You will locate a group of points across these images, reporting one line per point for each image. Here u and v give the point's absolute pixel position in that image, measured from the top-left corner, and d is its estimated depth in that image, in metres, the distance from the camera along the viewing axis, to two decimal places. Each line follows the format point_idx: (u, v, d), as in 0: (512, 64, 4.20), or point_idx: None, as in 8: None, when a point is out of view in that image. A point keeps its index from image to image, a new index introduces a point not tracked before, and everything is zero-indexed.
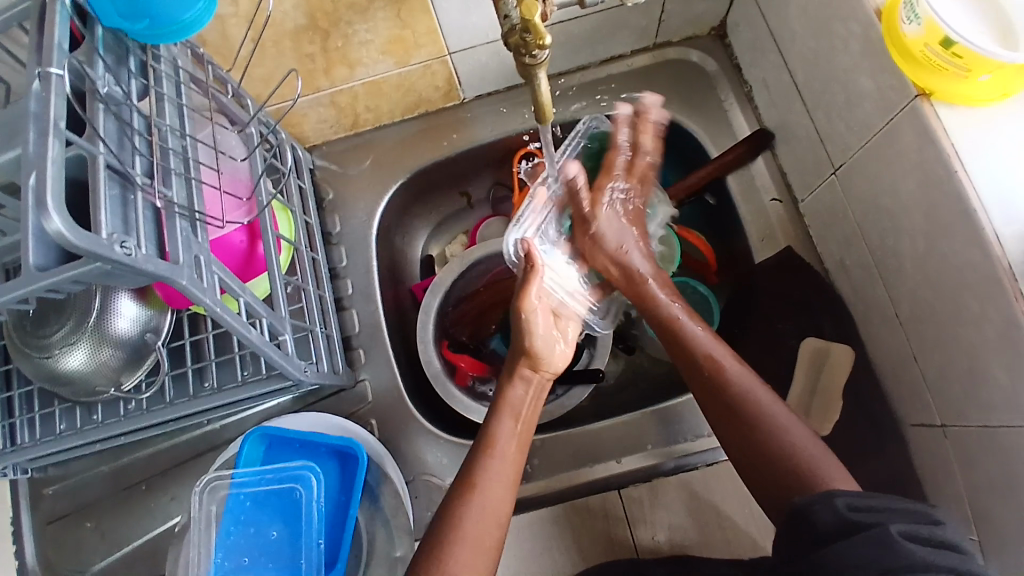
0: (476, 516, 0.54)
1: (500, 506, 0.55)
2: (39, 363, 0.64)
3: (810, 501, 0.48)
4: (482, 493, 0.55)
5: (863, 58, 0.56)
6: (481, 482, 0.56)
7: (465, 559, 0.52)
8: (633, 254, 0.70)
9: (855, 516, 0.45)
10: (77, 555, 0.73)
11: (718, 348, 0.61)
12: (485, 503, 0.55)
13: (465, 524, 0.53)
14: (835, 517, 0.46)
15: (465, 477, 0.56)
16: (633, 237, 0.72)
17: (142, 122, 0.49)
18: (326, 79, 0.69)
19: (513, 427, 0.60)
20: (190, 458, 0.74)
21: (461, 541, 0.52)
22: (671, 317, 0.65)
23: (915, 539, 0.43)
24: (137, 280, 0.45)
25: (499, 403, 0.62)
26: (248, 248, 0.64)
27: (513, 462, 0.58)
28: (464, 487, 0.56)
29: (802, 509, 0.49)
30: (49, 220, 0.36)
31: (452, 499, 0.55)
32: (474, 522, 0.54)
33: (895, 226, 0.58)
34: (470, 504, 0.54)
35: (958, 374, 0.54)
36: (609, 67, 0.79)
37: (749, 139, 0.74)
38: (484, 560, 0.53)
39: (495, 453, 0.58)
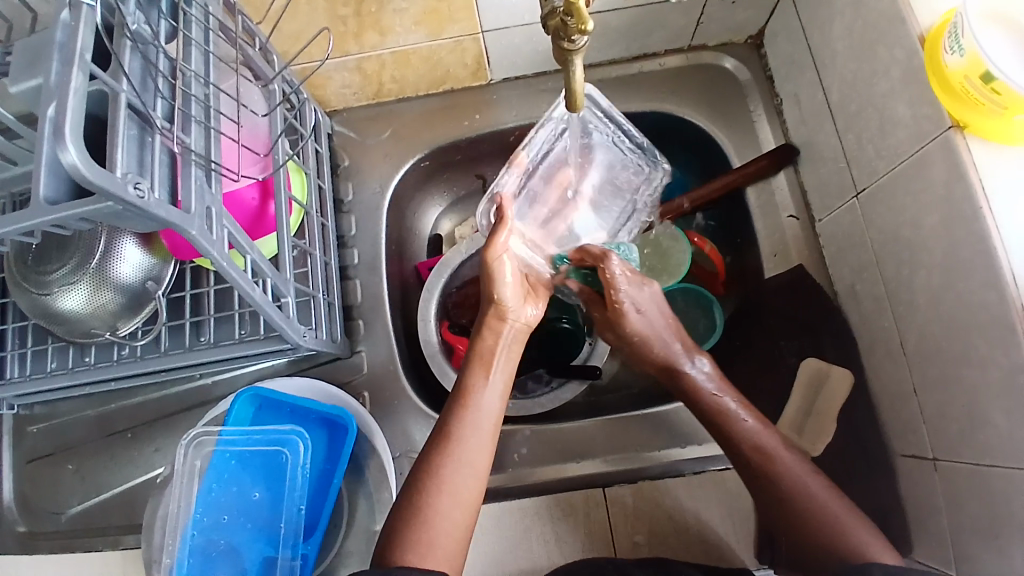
0: (454, 470, 0.54)
1: (479, 460, 0.55)
2: (37, 299, 0.64)
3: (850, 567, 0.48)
4: (459, 446, 0.55)
5: (902, 84, 0.56)
6: (458, 434, 0.56)
7: (445, 512, 0.52)
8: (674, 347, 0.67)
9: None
10: (54, 494, 0.73)
11: (769, 437, 0.59)
12: (462, 457, 0.55)
13: (444, 478, 0.53)
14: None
15: (442, 432, 0.56)
16: (671, 329, 0.68)
17: (168, 65, 0.48)
18: (356, 43, 0.68)
19: (493, 380, 0.60)
20: (177, 411, 0.73)
21: (443, 495, 0.53)
22: (720, 408, 0.62)
23: None
24: (146, 224, 0.44)
25: (472, 353, 0.62)
26: (259, 206, 0.63)
27: (493, 414, 0.58)
28: (442, 440, 0.55)
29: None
30: (65, 152, 0.36)
31: (429, 455, 0.55)
32: (456, 476, 0.54)
33: (912, 257, 0.57)
34: (449, 458, 0.54)
35: (956, 412, 0.54)
36: (640, 64, 0.78)
37: (772, 154, 0.73)
38: (463, 512, 0.53)
39: (471, 407, 0.58)
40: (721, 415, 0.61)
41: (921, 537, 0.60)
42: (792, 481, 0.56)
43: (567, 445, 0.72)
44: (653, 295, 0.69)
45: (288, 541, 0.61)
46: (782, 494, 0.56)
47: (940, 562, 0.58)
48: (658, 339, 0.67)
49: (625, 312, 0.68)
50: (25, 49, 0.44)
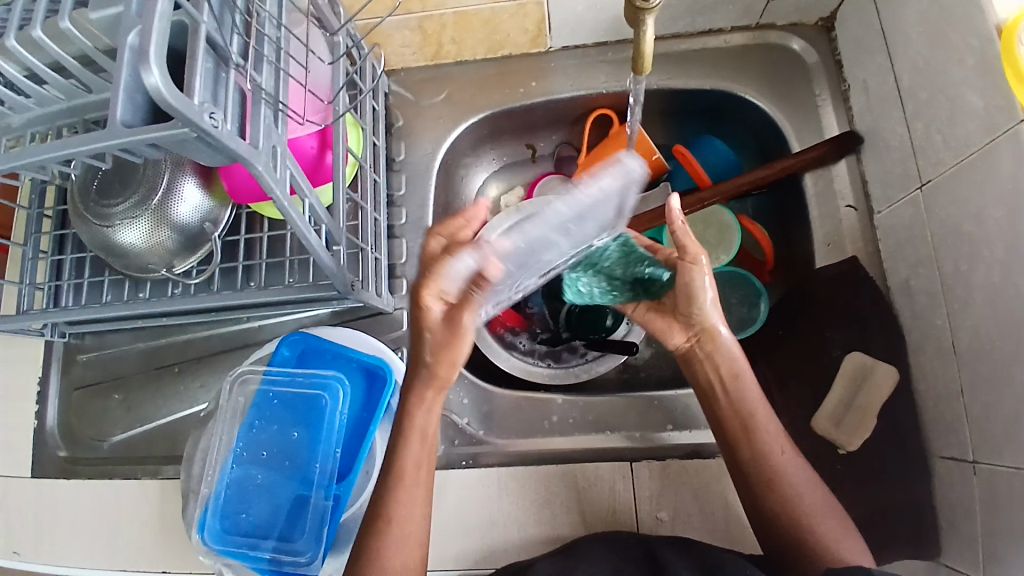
0: (398, 548, 0.55)
1: (417, 532, 0.56)
2: (97, 232, 0.66)
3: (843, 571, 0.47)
4: (398, 526, 0.55)
5: (976, 72, 0.53)
6: (394, 514, 0.56)
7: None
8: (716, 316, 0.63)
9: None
10: (99, 421, 0.76)
11: (788, 463, 0.59)
12: (403, 535, 0.55)
13: (387, 556, 0.54)
14: None
15: (380, 512, 0.56)
16: None
17: (244, 4, 0.48)
18: (420, 2, 0.69)
19: (415, 448, 0.58)
20: (221, 350, 0.75)
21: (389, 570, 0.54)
22: (749, 410, 0.61)
23: None
24: (214, 156, 0.45)
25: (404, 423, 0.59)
26: (317, 155, 0.64)
27: (425, 482, 0.58)
28: (380, 527, 0.55)
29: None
30: (148, 73, 0.36)
31: (373, 532, 0.56)
32: (398, 556, 0.54)
33: (973, 252, 0.55)
34: (390, 539, 0.55)
35: (1004, 414, 0.53)
36: (703, 40, 0.77)
37: (834, 139, 0.71)
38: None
39: (407, 484, 0.57)
40: (745, 426, 0.60)
41: (955, 539, 0.59)
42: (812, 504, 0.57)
43: (599, 417, 0.73)
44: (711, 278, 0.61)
45: (323, 481, 0.62)
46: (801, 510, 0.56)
47: (970, 565, 0.57)
48: None
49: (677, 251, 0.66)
50: None
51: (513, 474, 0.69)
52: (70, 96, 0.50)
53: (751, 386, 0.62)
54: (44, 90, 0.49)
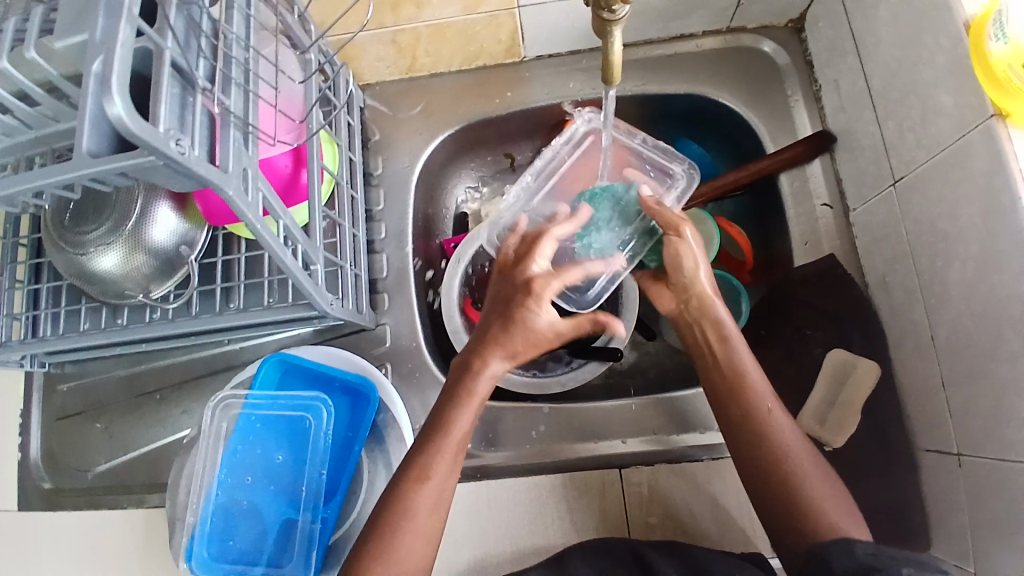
0: (425, 505, 0.55)
1: (446, 494, 0.56)
2: (72, 259, 0.65)
3: (828, 549, 0.50)
4: (434, 485, 0.55)
5: (946, 72, 0.54)
6: (433, 473, 0.55)
7: (412, 546, 0.54)
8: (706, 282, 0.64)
9: (869, 560, 0.47)
10: (81, 451, 0.74)
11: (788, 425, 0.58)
12: (435, 495, 0.55)
13: (412, 511, 0.54)
14: (848, 559, 0.48)
15: (419, 469, 0.55)
16: None
17: (210, 27, 0.48)
18: (391, 16, 0.69)
19: (467, 410, 0.58)
20: (204, 374, 0.75)
21: (409, 533, 0.54)
22: (739, 370, 0.60)
23: None
24: (184, 182, 0.44)
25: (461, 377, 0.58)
26: (292, 174, 0.63)
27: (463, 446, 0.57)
28: (417, 478, 0.55)
29: (820, 559, 0.50)
30: (110, 103, 0.36)
31: (400, 488, 0.55)
32: (426, 515, 0.55)
33: (947, 248, 0.56)
34: (422, 496, 0.55)
35: (984, 407, 0.53)
36: (676, 45, 0.77)
37: (808, 140, 0.72)
38: (427, 541, 0.55)
39: (444, 445, 0.56)
40: (739, 384, 0.60)
41: (941, 533, 0.59)
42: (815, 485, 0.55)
43: (586, 425, 0.72)
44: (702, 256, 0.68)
45: (309, 504, 0.62)
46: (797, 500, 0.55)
47: (957, 558, 0.58)
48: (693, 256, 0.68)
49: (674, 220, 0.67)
50: (70, 5, 0.44)
51: (503, 486, 0.69)
52: (39, 126, 0.50)
53: (742, 348, 0.62)
54: (9, 119, 0.49)
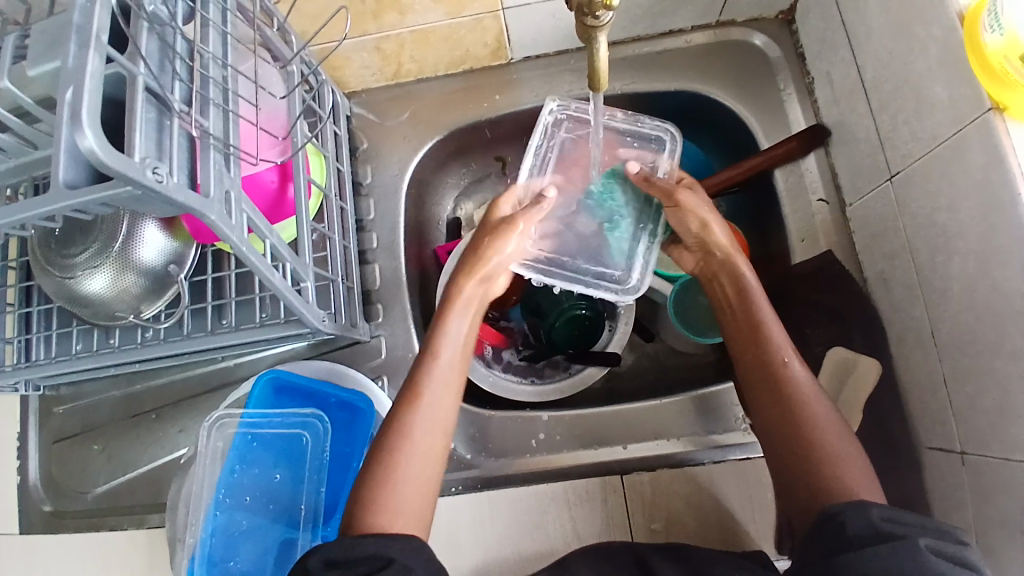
0: (423, 425, 0.54)
1: (444, 416, 0.55)
2: (61, 282, 0.64)
3: (842, 508, 0.48)
4: (428, 403, 0.55)
5: (941, 63, 0.53)
6: (425, 391, 0.55)
7: (412, 464, 0.52)
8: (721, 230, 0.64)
9: (886, 527, 0.45)
10: (80, 473, 0.74)
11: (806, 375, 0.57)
12: (431, 414, 0.55)
13: (412, 431, 0.54)
14: (866, 524, 0.46)
15: (412, 387, 0.56)
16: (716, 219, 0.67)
17: (185, 48, 0.47)
18: (374, 22, 0.68)
19: (455, 334, 0.59)
20: (200, 392, 0.74)
21: (410, 454, 0.53)
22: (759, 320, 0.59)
23: (941, 555, 0.43)
24: (165, 208, 0.44)
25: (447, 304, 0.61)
26: (278, 189, 0.63)
27: (457, 369, 0.58)
28: (409, 400, 0.55)
29: (831, 518, 0.48)
30: (81, 136, 0.35)
31: (398, 412, 0.55)
32: (425, 433, 0.54)
33: (947, 243, 0.55)
34: (418, 414, 0.54)
35: (987, 405, 0.52)
36: (665, 42, 0.76)
37: (802, 134, 0.71)
38: (429, 464, 0.53)
39: (438, 363, 0.57)
40: (753, 330, 0.59)
41: None
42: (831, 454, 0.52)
43: (588, 431, 0.72)
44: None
45: (310, 522, 0.63)
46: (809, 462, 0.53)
47: None
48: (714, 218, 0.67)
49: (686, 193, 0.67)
50: (42, 33, 0.43)
51: (504, 494, 0.69)
52: (18, 154, 0.49)
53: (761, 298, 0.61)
54: None
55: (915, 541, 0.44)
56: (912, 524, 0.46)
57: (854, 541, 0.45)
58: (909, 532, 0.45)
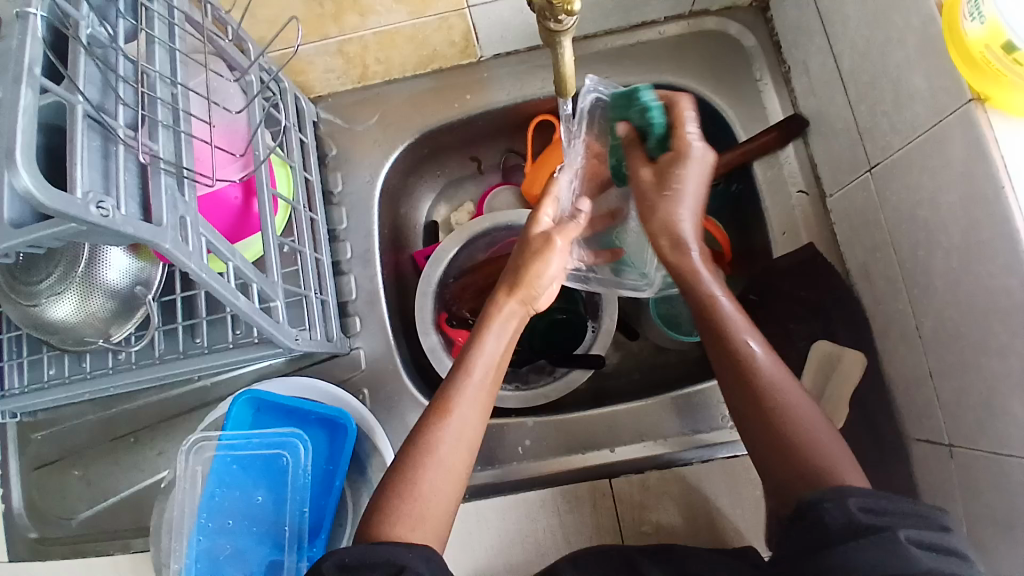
0: (449, 442, 0.52)
1: (471, 434, 0.54)
2: (27, 310, 0.63)
3: (821, 496, 0.44)
4: (456, 419, 0.53)
5: (919, 52, 0.51)
6: (454, 407, 0.53)
7: (434, 484, 0.51)
8: (688, 219, 0.58)
9: (865, 519, 0.42)
10: (61, 499, 0.73)
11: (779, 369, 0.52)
12: (458, 431, 0.53)
13: (435, 447, 0.52)
14: (843, 517, 0.42)
15: (440, 401, 0.54)
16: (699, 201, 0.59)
17: (130, 69, 0.45)
18: (335, 26, 0.65)
19: (491, 351, 0.57)
20: (179, 412, 0.73)
21: (435, 468, 0.51)
22: (705, 300, 0.56)
23: (922, 545, 0.40)
24: (117, 241, 0.42)
25: (484, 316, 0.60)
26: (242, 205, 0.62)
27: (488, 388, 0.56)
28: (440, 411, 0.53)
29: (809, 509, 0.44)
30: (15, 176, 0.33)
31: (423, 426, 0.53)
32: (450, 449, 0.52)
33: (929, 236, 0.54)
34: (446, 430, 0.53)
35: (975, 401, 0.52)
36: (638, 34, 0.74)
37: (780, 124, 0.69)
38: (451, 483, 0.52)
39: (472, 379, 0.55)
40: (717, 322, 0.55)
41: None
42: (813, 450, 0.48)
43: (575, 435, 0.71)
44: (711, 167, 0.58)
45: (294, 544, 0.62)
46: (788, 452, 0.49)
47: None
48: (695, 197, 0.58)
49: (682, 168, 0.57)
50: None
51: (493, 504, 0.68)
52: None
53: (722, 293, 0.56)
54: None
55: (894, 533, 0.41)
56: (892, 510, 0.42)
57: (830, 536, 0.42)
58: (889, 522, 0.41)
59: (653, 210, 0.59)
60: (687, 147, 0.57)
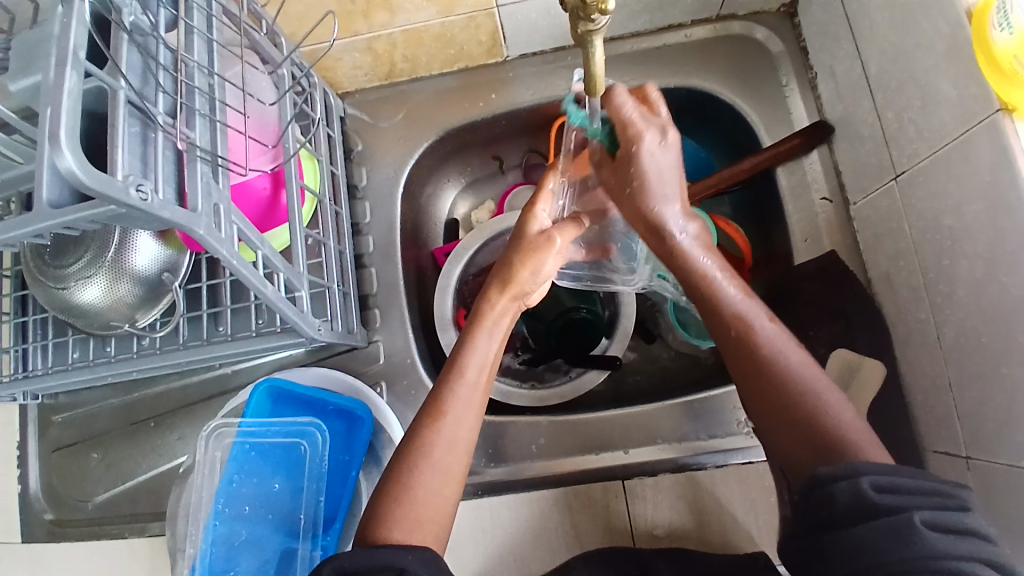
0: (445, 445, 0.53)
1: (467, 435, 0.54)
2: (55, 293, 0.64)
3: (832, 473, 0.43)
4: (451, 420, 0.54)
5: (948, 59, 0.51)
6: (449, 409, 0.54)
7: (430, 485, 0.52)
8: (669, 207, 0.54)
9: (878, 498, 0.41)
10: (79, 482, 0.74)
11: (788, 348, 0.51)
12: (455, 430, 0.53)
13: (432, 449, 0.52)
14: (853, 496, 0.42)
15: (434, 403, 0.54)
16: (676, 184, 0.54)
17: (169, 57, 0.46)
18: (365, 22, 0.66)
19: (484, 351, 0.57)
20: (199, 399, 0.74)
21: (433, 472, 0.52)
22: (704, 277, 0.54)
23: (937, 528, 0.40)
24: (151, 224, 0.42)
25: (475, 319, 0.59)
26: (270, 196, 0.63)
27: (480, 387, 0.56)
28: (433, 415, 0.54)
29: (819, 489, 0.44)
30: (60, 155, 0.34)
31: (419, 429, 0.54)
32: (446, 452, 0.53)
33: (953, 245, 0.54)
34: (439, 434, 0.53)
35: (996, 411, 0.51)
36: (665, 37, 0.74)
37: (806, 132, 0.69)
38: (452, 483, 0.53)
39: (466, 379, 0.55)
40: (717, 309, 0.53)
41: None
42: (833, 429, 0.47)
43: (587, 437, 0.71)
44: (677, 146, 0.53)
45: (309, 532, 0.63)
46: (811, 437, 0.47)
47: None
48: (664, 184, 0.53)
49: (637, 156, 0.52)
50: (21, 45, 0.42)
51: (505, 501, 0.68)
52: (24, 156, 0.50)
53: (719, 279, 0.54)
54: None
55: (907, 517, 0.40)
56: (906, 488, 0.42)
57: (838, 513, 0.42)
58: (903, 503, 0.41)
59: (635, 202, 0.54)
60: (633, 132, 0.51)
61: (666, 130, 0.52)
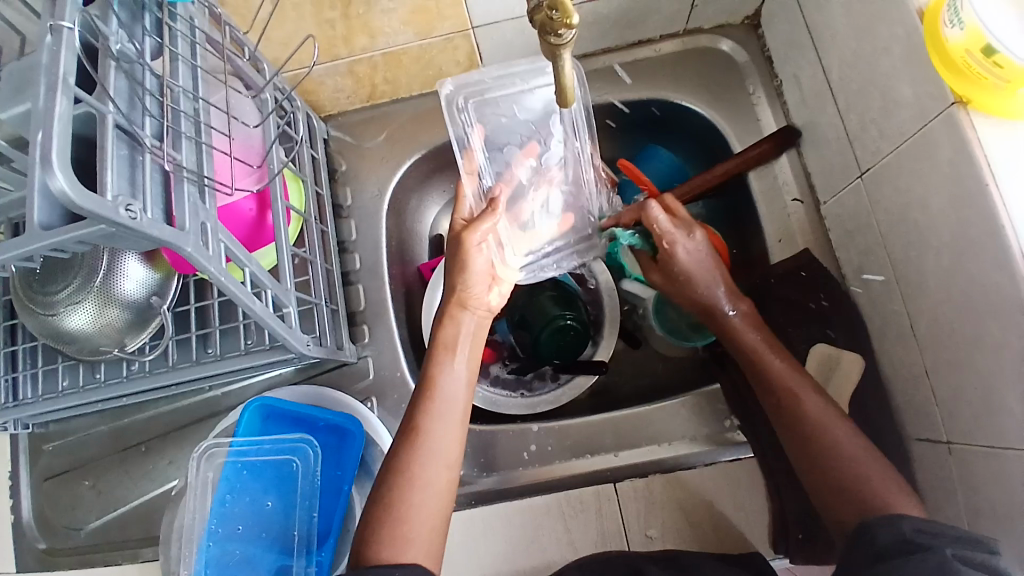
0: (426, 459, 0.54)
1: (448, 449, 0.56)
2: (44, 320, 0.64)
3: (873, 519, 0.48)
4: (428, 436, 0.55)
5: (904, 60, 0.54)
6: (427, 426, 0.56)
7: (419, 501, 0.53)
8: (714, 290, 0.66)
9: (916, 538, 0.46)
10: (70, 510, 0.73)
11: (810, 395, 0.58)
12: (435, 445, 0.55)
13: (416, 465, 0.54)
14: (895, 536, 0.46)
15: (411, 423, 0.56)
16: (717, 273, 0.66)
17: (155, 83, 0.47)
18: (346, 47, 0.68)
19: (459, 372, 0.60)
20: (190, 422, 0.74)
21: (419, 485, 0.53)
22: (759, 352, 0.62)
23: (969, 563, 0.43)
24: (140, 243, 0.43)
25: (434, 345, 0.61)
26: (257, 217, 0.64)
27: (460, 402, 0.58)
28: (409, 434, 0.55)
29: (864, 530, 0.48)
30: (52, 178, 0.35)
31: (401, 448, 0.55)
32: (431, 466, 0.54)
33: (920, 238, 0.56)
34: (421, 450, 0.54)
35: (971, 396, 0.53)
36: (635, 52, 0.78)
37: (773, 137, 0.72)
38: (438, 495, 0.53)
39: (436, 395, 0.58)
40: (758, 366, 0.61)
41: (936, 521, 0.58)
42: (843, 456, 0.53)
43: (577, 440, 0.72)
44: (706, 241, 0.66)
45: (303, 549, 0.63)
46: (829, 466, 0.53)
47: None
48: (704, 271, 0.66)
49: (674, 249, 0.66)
50: (10, 74, 0.44)
51: (499, 509, 0.68)
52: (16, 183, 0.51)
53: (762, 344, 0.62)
54: None
55: (941, 552, 0.44)
56: (942, 534, 0.46)
57: (883, 551, 0.46)
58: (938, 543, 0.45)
59: (686, 292, 0.67)
60: (669, 238, 0.65)
61: (693, 231, 0.66)
